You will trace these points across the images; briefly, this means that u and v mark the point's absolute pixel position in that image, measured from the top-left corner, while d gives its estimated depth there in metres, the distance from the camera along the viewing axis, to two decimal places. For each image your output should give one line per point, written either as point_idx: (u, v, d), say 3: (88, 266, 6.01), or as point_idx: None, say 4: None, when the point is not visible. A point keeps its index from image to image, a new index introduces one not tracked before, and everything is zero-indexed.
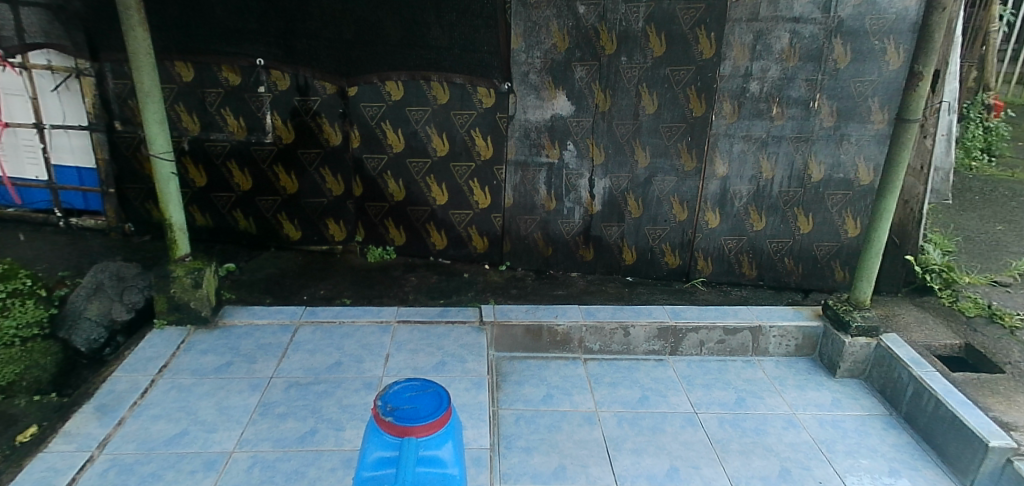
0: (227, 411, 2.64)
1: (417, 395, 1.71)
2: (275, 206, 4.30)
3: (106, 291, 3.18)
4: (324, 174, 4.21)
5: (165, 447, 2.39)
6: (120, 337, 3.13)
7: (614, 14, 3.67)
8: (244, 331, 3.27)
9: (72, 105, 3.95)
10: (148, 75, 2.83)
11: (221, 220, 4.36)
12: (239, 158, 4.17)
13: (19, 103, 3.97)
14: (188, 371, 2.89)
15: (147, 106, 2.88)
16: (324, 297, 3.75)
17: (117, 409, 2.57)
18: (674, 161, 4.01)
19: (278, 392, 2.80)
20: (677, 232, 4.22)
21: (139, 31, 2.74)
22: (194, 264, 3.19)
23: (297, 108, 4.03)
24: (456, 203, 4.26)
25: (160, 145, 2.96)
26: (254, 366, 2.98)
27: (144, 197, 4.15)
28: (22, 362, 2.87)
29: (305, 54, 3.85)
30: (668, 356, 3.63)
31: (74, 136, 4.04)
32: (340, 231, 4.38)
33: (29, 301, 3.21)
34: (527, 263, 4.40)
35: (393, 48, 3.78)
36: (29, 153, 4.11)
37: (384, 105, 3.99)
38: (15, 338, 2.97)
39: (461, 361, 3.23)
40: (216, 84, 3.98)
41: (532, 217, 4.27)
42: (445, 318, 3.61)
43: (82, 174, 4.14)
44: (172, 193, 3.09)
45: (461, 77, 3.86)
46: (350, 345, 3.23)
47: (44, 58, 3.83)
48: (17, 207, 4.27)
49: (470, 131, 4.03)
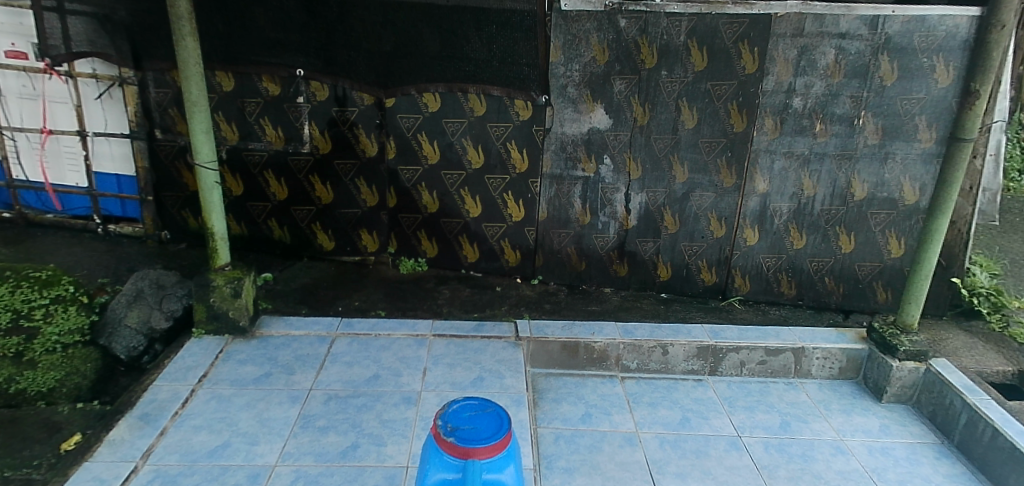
0: (268, 423, 2.61)
1: (477, 414, 1.65)
2: (309, 216, 4.29)
3: (146, 299, 3.15)
4: (358, 184, 4.20)
5: (208, 459, 2.36)
6: (158, 345, 3.09)
7: (655, 27, 3.65)
8: (282, 341, 3.24)
9: (114, 113, 3.99)
10: (197, 84, 2.83)
11: (256, 229, 4.36)
12: (275, 167, 4.17)
13: (64, 110, 4.04)
14: (228, 381, 2.85)
15: (194, 116, 2.88)
16: (359, 309, 3.72)
17: (159, 419, 2.55)
18: (713, 177, 3.96)
19: (318, 405, 2.77)
20: (714, 249, 4.15)
21: (189, 40, 2.74)
22: (234, 274, 3.17)
23: (335, 119, 4.03)
24: (489, 216, 4.22)
25: (206, 154, 2.95)
26: (293, 378, 2.95)
27: (181, 204, 4.15)
28: (63, 368, 2.88)
29: (345, 66, 3.85)
30: (707, 377, 3.54)
31: (115, 144, 4.07)
32: (373, 242, 4.37)
33: (72, 307, 3.19)
34: (559, 277, 4.35)
35: (431, 59, 3.76)
36: (71, 160, 4.16)
37: (421, 116, 3.98)
38: (57, 344, 3.00)
39: (500, 377, 3.17)
40: (256, 93, 3.99)
41: (566, 231, 4.22)
42: (481, 333, 3.54)
43: (121, 181, 4.17)
44: (215, 202, 3.08)
45: (499, 89, 3.84)
46: (387, 358, 3.20)
47: (89, 66, 3.90)
48: (57, 212, 4.30)
49: (506, 144, 4.00)
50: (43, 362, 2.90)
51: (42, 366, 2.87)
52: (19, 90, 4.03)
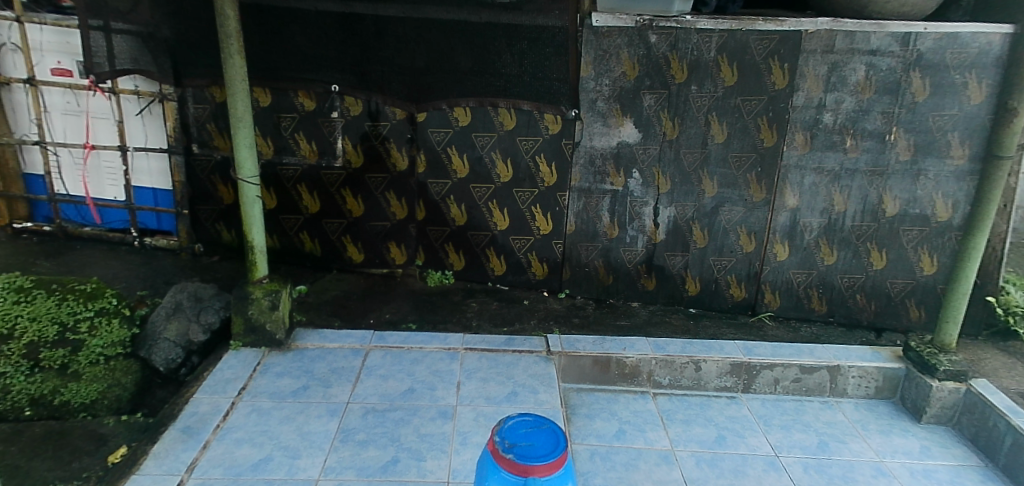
0: (309, 436, 2.62)
1: (533, 431, 1.66)
2: (340, 229, 4.32)
3: (185, 311, 3.18)
4: (388, 198, 4.23)
5: (252, 473, 2.37)
6: (196, 358, 3.11)
7: (686, 43, 3.67)
8: (317, 354, 3.25)
9: (154, 128, 4.05)
10: (242, 101, 2.87)
11: (288, 242, 4.40)
12: (308, 181, 4.20)
13: (106, 126, 4.11)
14: (267, 394, 2.87)
15: (239, 131, 2.91)
16: (391, 321, 3.74)
17: (202, 431, 2.56)
18: (742, 191, 3.95)
19: (356, 419, 2.78)
20: (743, 264, 4.14)
21: (236, 58, 2.78)
22: (272, 287, 3.20)
23: (367, 133, 4.06)
24: (517, 229, 4.23)
25: (248, 169, 2.98)
26: (330, 391, 2.96)
27: (216, 218, 4.16)
28: (105, 381, 2.93)
29: (378, 81, 3.89)
30: (740, 394, 3.51)
31: (153, 158, 4.13)
32: (401, 255, 4.38)
33: (115, 320, 3.19)
34: (586, 291, 4.34)
35: (463, 75, 3.80)
36: (110, 175, 4.23)
37: (451, 131, 4.00)
38: (100, 357, 3.02)
39: (534, 392, 3.15)
40: (291, 109, 4.03)
41: (594, 245, 4.21)
42: (512, 347, 3.54)
43: (157, 195, 4.23)
44: (256, 216, 3.11)
45: (529, 103, 3.86)
46: (421, 372, 3.21)
47: (132, 83, 3.97)
48: (95, 225, 4.36)
49: (535, 157, 4.02)
50: (86, 374, 2.94)
51: (86, 378, 2.92)
52: (63, 106, 4.10)
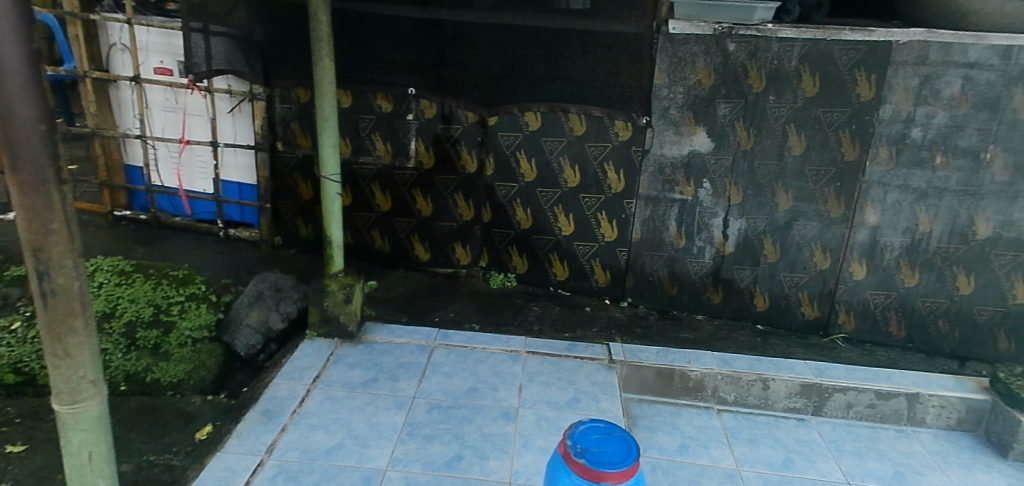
0: (378, 427, 2.71)
1: (604, 438, 1.67)
2: (409, 227, 4.45)
3: (265, 300, 3.36)
4: (457, 199, 4.32)
5: (325, 459, 2.48)
6: (273, 345, 3.28)
7: (765, 52, 3.57)
8: (386, 348, 3.35)
9: (243, 126, 4.32)
10: (329, 102, 3.01)
11: (359, 238, 4.56)
12: (381, 180, 4.35)
13: (200, 122, 4.42)
14: (339, 384, 2.98)
15: (324, 131, 3.05)
16: (454, 321, 3.82)
17: (280, 415, 2.70)
18: (819, 206, 3.80)
19: (422, 413, 2.85)
20: (816, 282, 3.97)
21: (326, 61, 2.92)
22: (346, 280, 3.33)
23: (440, 136, 4.17)
24: (582, 235, 4.22)
25: (331, 167, 3.13)
26: (398, 384, 3.05)
27: (294, 212, 4.36)
28: (192, 362, 3.13)
29: (453, 85, 3.99)
30: (810, 416, 3.37)
31: (241, 154, 4.41)
32: (466, 255, 4.46)
33: (203, 305, 3.43)
34: (649, 302, 4.28)
35: (535, 80, 3.83)
36: (201, 169, 4.55)
37: (521, 135, 4.04)
38: (188, 339, 3.25)
39: (595, 399, 3.13)
40: (370, 110, 4.19)
41: (660, 254, 4.15)
42: (574, 353, 3.54)
43: (242, 189, 4.51)
44: (334, 212, 3.25)
45: (599, 110, 3.85)
46: (484, 372, 3.25)
47: (225, 83, 4.25)
48: (185, 216, 4.69)
49: (603, 164, 4.00)
50: (176, 354, 3.16)
51: (175, 358, 3.13)
52: (164, 104, 4.42)
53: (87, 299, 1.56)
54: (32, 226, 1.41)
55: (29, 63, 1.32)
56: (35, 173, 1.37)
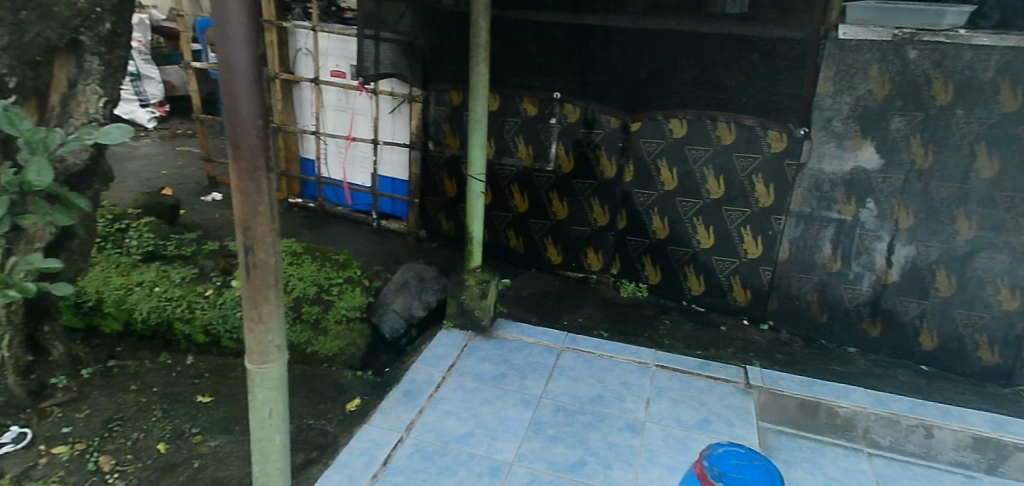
0: (506, 421, 2.80)
1: (745, 464, 1.56)
2: (543, 230, 4.54)
3: (410, 288, 3.64)
4: (592, 204, 4.32)
5: (457, 444, 2.60)
6: (414, 331, 3.53)
7: (955, 61, 3.13)
8: (515, 345, 3.45)
9: (401, 126, 4.70)
10: (481, 105, 3.15)
11: (496, 237, 4.75)
12: (520, 182, 4.48)
13: (365, 121, 4.87)
14: (471, 375, 3.12)
15: (475, 132, 3.21)
16: (583, 326, 3.84)
17: (419, 397, 2.89)
18: (1013, 239, 3.25)
19: (548, 414, 2.89)
20: (1001, 325, 3.39)
21: (482, 65, 3.08)
22: (483, 277, 3.49)
23: (581, 140, 4.18)
24: (722, 249, 4.01)
25: (477, 167, 3.28)
26: (526, 382, 3.12)
27: (439, 209, 4.65)
28: (345, 339, 3.46)
29: (598, 90, 4.01)
30: (983, 476, 2.77)
31: (397, 151, 4.78)
32: (598, 261, 4.45)
33: (357, 288, 3.81)
34: (793, 327, 3.97)
35: (684, 86, 3.73)
36: (362, 164, 5.00)
37: (665, 142, 3.92)
38: (343, 317, 3.58)
39: (728, 424, 2.96)
40: (515, 113, 4.32)
41: (809, 277, 3.82)
42: (706, 372, 3.38)
43: (396, 184, 4.89)
44: (477, 210, 3.41)
45: (752, 118, 3.62)
46: (611, 380, 3.22)
47: (389, 85, 4.62)
48: (346, 206, 5.21)
49: (752, 177, 3.76)
50: (332, 330, 3.49)
51: (331, 334, 3.47)
52: (336, 103, 4.94)
53: (280, 275, 1.73)
54: (244, 207, 1.60)
55: (255, 64, 1.47)
56: (250, 162, 1.56)
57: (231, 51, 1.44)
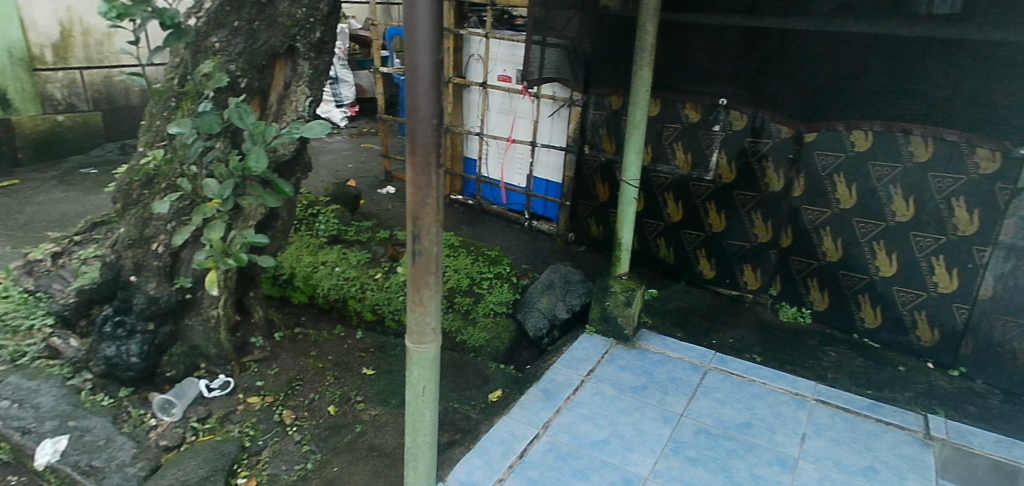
0: (643, 434, 2.74)
1: None
2: (697, 241, 4.35)
3: (556, 289, 3.73)
4: (753, 219, 4.03)
5: (591, 449, 2.61)
6: (556, 332, 3.60)
7: None
8: (658, 358, 3.35)
9: (558, 130, 4.85)
10: (642, 109, 3.10)
11: (645, 245, 4.65)
12: (676, 190, 4.33)
13: (525, 124, 5.08)
14: (611, 382, 3.10)
15: (633, 137, 3.17)
16: (733, 347, 3.61)
17: (557, 397, 2.95)
18: None
19: (688, 433, 2.76)
20: None
21: (646, 70, 3.03)
22: (630, 284, 3.45)
23: (745, 149, 3.93)
24: (906, 280, 3.48)
25: (632, 173, 3.24)
26: (666, 398, 3.02)
27: (590, 213, 4.67)
28: (491, 332, 3.63)
29: (769, 97, 3.73)
30: None
31: (552, 154, 4.94)
32: (755, 280, 4.16)
33: (505, 285, 4.05)
34: (996, 381, 3.28)
35: (872, 94, 3.30)
36: (519, 165, 5.24)
37: (844, 155, 3.52)
38: (491, 311, 3.80)
39: (900, 476, 2.56)
40: (676, 119, 4.19)
41: (1016, 321, 3.11)
42: (878, 416, 2.97)
43: (549, 186, 5.06)
44: (629, 217, 3.37)
45: (955, 133, 3.07)
46: (761, 409, 2.98)
47: (551, 90, 4.78)
48: (501, 205, 5.49)
49: (950, 200, 3.18)
50: (480, 323, 3.70)
51: (479, 325, 3.68)
52: (500, 106, 5.21)
53: (441, 264, 1.77)
54: (415, 199, 1.68)
55: (435, 65, 1.54)
56: (423, 156, 1.62)
57: (416, 52, 1.52)
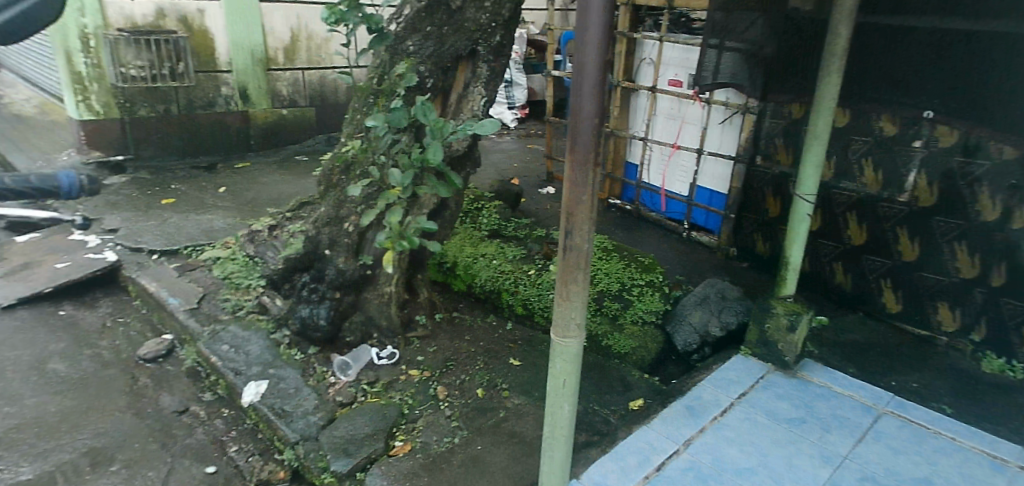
0: (797, 470, 2.52)
1: None
2: (881, 270, 3.84)
3: (710, 304, 3.60)
4: (957, 250, 3.45)
5: (736, 475, 2.48)
6: (707, 349, 3.49)
7: None
8: (822, 392, 3.06)
9: (728, 137, 4.67)
10: (825, 118, 2.84)
11: (818, 268, 4.23)
12: (861, 210, 3.87)
13: (693, 130, 4.94)
14: (764, 410, 2.91)
15: (812, 148, 2.91)
16: (917, 393, 3.16)
17: (702, 416, 2.85)
18: None
19: (851, 478, 2.48)
20: None
21: (835, 76, 2.77)
22: (795, 308, 3.20)
23: (953, 171, 3.36)
24: None
25: (807, 186, 2.98)
26: (829, 436, 2.74)
27: (756, 229, 4.39)
28: (638, 340, 3.61)
29: (989, 110, 3.13)
30: None
31: (720, 163, 4.78)
32: (953, 321, 3.57)
33: (656, 293, 3.99)
34: None
35: None
36: (682, 174, 5.14)
37: None
38: (640, 319, 3.76)
39: None
40: (868, 133, 3.75)
41: None
42: None
43: (713, 196, 4.91)
44: (799, 234, 3.11)
45: None
46: (947, 465, 2.55)
47: (724, 95, 4.64)
48: (659, 213, 5.42)
49: None
50: (627, 330, 3.68)
51: (626, 332, 3.66)
52: (668, 111, 5.11)
53: (591, 260, 1.83)
54: (571, 196, 1.75)
55: (602, 67, 1.54)
56: (583, 155, 1.67)
57: (585, 54, 1.55)
